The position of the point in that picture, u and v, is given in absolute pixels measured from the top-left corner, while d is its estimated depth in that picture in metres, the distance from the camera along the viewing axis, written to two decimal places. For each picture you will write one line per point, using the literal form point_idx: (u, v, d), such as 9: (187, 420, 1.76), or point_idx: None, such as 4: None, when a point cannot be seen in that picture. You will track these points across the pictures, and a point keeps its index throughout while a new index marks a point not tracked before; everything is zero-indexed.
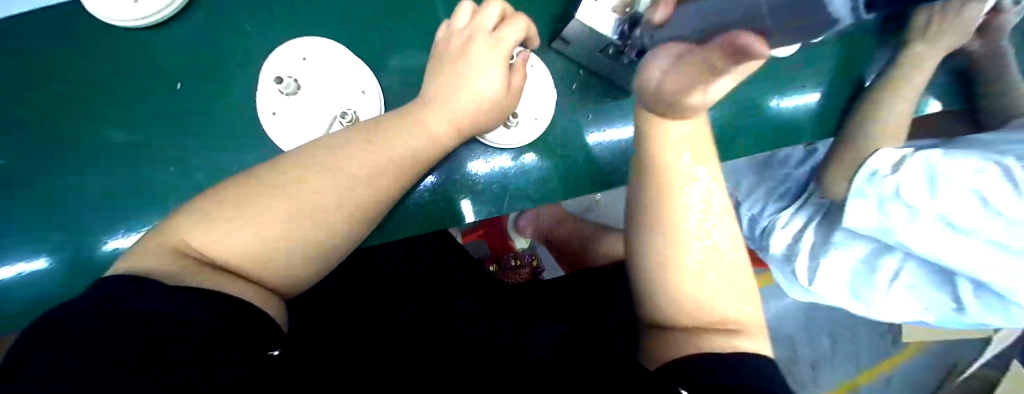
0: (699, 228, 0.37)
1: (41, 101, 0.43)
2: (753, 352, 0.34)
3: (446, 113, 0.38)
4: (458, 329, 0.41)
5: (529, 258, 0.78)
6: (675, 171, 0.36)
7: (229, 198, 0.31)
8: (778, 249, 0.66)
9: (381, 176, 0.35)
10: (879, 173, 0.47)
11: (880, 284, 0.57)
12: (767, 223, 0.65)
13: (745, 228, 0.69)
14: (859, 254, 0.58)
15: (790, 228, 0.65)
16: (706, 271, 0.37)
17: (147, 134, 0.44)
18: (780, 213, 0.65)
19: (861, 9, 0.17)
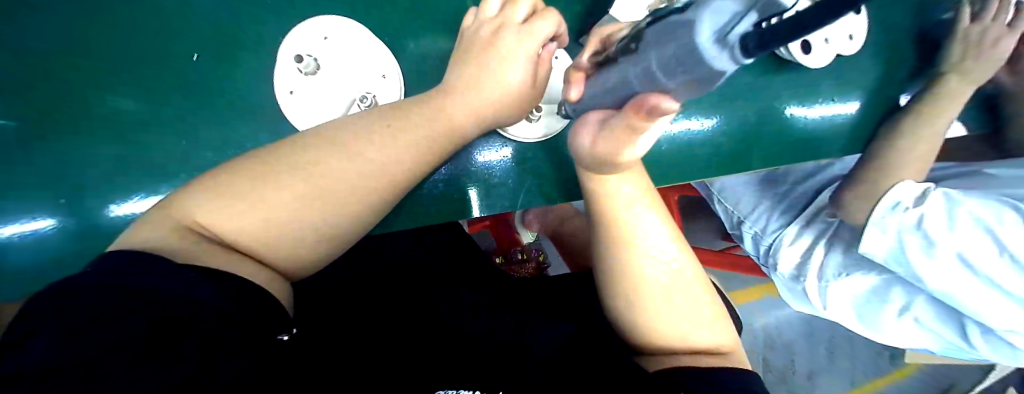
0: (653, 264, 0.37)
1: (41, 100, 0.40)
2: (736, 367, 0.34)
3: (463, 104, 0.37)
4: (458, 322, 0.40)
5: (535, 253, 0.79)
6: (621, 218, 0.36)
7: (239, 176, 0.30)
8: (787, 265, 0.64)
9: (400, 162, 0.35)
10: (903, 205, 0.43)
11: (890, 312, 0.55)
12: (772, 240, 0.65)
13: (753, 244, 0.70)
14: (866, 286, 0.56)
15: (797, 245, 0.62)
16: (674, 304, 0.37)
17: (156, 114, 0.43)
18: (785, 229, 0.63)
19: (709, 61, 0.16)
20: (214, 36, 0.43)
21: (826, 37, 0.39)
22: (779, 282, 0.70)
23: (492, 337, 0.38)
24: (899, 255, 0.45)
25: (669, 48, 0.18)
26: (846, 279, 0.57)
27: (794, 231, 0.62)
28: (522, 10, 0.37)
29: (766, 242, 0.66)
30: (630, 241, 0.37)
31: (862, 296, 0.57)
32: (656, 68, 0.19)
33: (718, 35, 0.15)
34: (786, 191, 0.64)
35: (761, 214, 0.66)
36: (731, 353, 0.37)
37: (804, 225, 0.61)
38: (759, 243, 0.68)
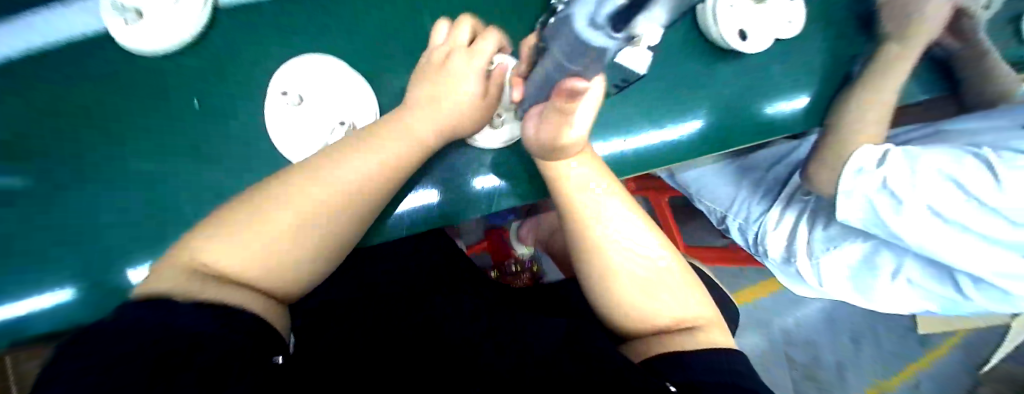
0: (617, 248, 0.38)
1: None
2: (719, 349, 0.35)
3: (413, 122, 0.37)
4: (457, 327, 0.42)
5: (530, 263, 0.80)
6: (579, 203, 0.37)
7: (228, 216, 0.32)
8: (776, 249, 0.65)
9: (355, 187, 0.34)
10: (866, 169, 0.45)
11: (883, 279, 0.57)
12: (757, 228, 0.66)
13: (741, 235, 0.71)
14: (854, 256, 0.58)
15: (782, 226, 0.63)
16: (650, 285, 0.37)
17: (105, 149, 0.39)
18: (768, 213, 0.64)
19: (588, 40, 0.21)
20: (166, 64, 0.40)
21: (762, 24, 0.43)
22: (771, 267, 0.71)
23: (491, 340, 0.39)
24: (870, 214, 0.48)
25: (569, 39, 0.23)
26: (833, 252, 0.59)
27: (776, 213, 0.63)
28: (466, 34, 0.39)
29: (752, 230, 0.67)
30: (594, 226, 0.37)
31: (852, 265, 0.59)
32: (564, 55, 0.24)
33: (593, 22, 0.20)
34: (761, 176, 0.66)
35: (741, 205, 0.67)
36: (705, 327, 0.38)
37: (785, 205, 0.63)
38: (746, 232, 0.69)
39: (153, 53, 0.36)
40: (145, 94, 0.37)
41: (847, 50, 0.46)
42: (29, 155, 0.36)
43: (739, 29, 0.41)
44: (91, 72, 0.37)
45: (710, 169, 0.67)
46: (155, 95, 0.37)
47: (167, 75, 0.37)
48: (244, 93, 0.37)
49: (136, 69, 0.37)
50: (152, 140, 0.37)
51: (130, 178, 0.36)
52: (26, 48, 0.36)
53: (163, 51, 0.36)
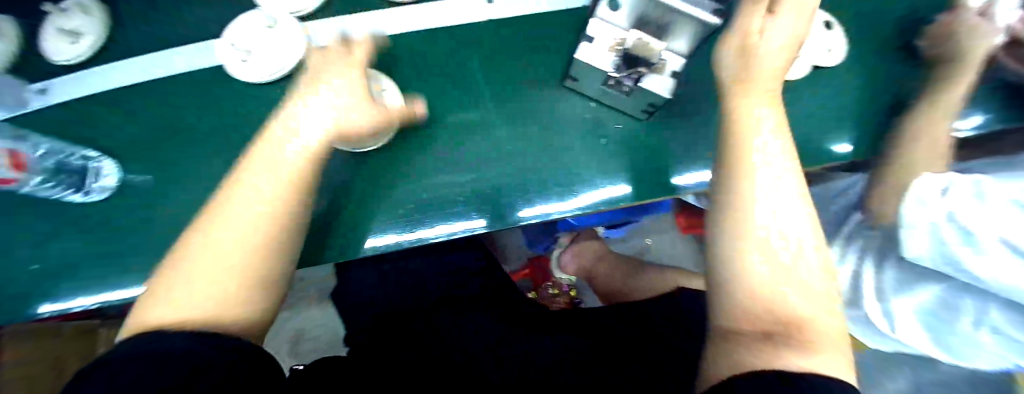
0: (773, 221, 0.32)
1: (81, 128, 0.44)
2: (824, 376, 0.25)
3: (285, 164, 0.35)
4: (468, 342, 0.46)
5: (567, 288, 0.81)
6: (749, 142, 0.34)
7: (184, 244, 0.33)
8: (840, 290, 0.61)
9: (267, 222, 0.33)
10: (927, 200, 0.42)
11: (967, 326, 0.50)
12: (819, 265, 0.63)
13: None
14: (927, 300, 0.52)
15: (846, 264, 0.59)
16: (781, 262, 0.31)
17: (165, 150, 0.43)
18: (828, 250, 0.62)
19: None
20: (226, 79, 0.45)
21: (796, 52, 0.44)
22: (841, 316, 0.65)
23: (498, 360, 0.43)
24: (939, 252, 0.43)
25: None
26: (908, 293, 0.53)
27: (837, 249, 0.61)
28: (336, 46, 0.37)
29: (812, 269, 0.64)
30: (746, 169, 0.33)
31: (924, 310, 0.52)
32: None
33: None
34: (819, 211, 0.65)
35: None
36: (836, 348, 0.29)
37: (845, 243, 0.60)
38: None
39: (255, 83, 0.44)
40: (241, 112, 0.44)
41: (898, 77, 0.45)
42: (147, 159, 0.43)
43: None
44: (203, 93, 0.44)
45: None
46: (248, 113, 0.44)
47: (260, 99, 0.44)
48: None
49: (237, 92, 0.44)
50: (239, 149, 0.43)
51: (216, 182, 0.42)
52: (159, 75, 0.45)
53: (262, 83, 0.44)
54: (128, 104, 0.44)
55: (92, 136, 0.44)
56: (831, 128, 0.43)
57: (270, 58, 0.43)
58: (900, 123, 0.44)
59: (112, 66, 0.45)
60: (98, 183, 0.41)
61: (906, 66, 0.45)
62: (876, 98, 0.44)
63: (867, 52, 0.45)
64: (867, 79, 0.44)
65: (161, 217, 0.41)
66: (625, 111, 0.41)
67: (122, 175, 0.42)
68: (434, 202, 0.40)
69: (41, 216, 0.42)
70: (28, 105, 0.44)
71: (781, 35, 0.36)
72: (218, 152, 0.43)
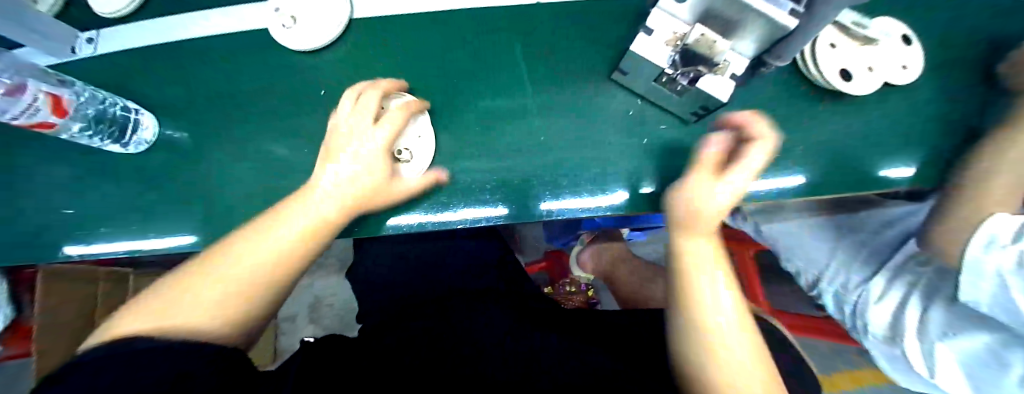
0: (723, 315, 0.33)
1: (124, 79, 0.44)
2: None
3: (325, 204, 0.35)
4: (476, 334, 0.42)
5: (584, 287, 0.79)
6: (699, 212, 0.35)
7: (191, 267, 0.33)
8: (879, 325, 0.58)
9: (278, 262, 0.33)
10: (997, 241, 0.39)
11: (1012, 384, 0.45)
12: (858, 299, 0.61)
13: (835, 304, 0.65)
14: (974, 348, 0.48)
15: (886, 303, 0.57)
16: (730, 346, 0.32)
17: (201, 109, 0.43)
18: (870, 283, 0.59)
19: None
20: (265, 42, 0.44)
21: (870, 65, 0.40)
22: (874, 353, 0.62)
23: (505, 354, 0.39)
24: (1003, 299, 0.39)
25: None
26: (953, 340, 0.50)
27: (880, 284, 0.58)
28: (370, 106, 0.37)
29: (851, 301, 0.62)
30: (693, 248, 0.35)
31: (965, 359, 0.49)
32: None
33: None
34: (866, 239, 0.60)
35: (838, 271, 0.62)
36: None
37: (890, 278, 0.57)
38: (844, 302, 0.63)
39: (296, 51, 0.43)
40: (278, 78, 0.43)
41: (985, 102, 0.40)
42: (185, 117, 0.43)
43: (844, 68, 0.39)
44: (243, 56, 0.44)
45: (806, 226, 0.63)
46: (283, 78, 0.43)
47: (297, 67, 0.43)
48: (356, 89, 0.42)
49: (277, 58, 0.43)
50: (273, 116, 0.42)
51: (247, 145, 0.42)
52: (203, 34, 0.45)
53: (303, 51, 0.43)
54: (174, 60, 0.45)
55: (136, 88, 0.44)
56: (898, 152, 0.39)
57: (315, 28, 0.43)
58: (980, 154, 0.39)
59: (162, 22, 0.45)
60: (135, 136, 0.42)
61: (993, 91, 0.41)
62: (955, 124, 0.40)
63: (949, 72, 0.41)
64: (947, 103, 0.40)
65: (196, 176, 0.42)
66: (674, 111, 0.39)
67: (160, 131, 0.43)
68: (465, 187, 0.39)
69: (83, 162, 0.43)
70: (75, 52, 0.45)
71: (743, 173, 0.34)
72: (253, 116, 0.42)
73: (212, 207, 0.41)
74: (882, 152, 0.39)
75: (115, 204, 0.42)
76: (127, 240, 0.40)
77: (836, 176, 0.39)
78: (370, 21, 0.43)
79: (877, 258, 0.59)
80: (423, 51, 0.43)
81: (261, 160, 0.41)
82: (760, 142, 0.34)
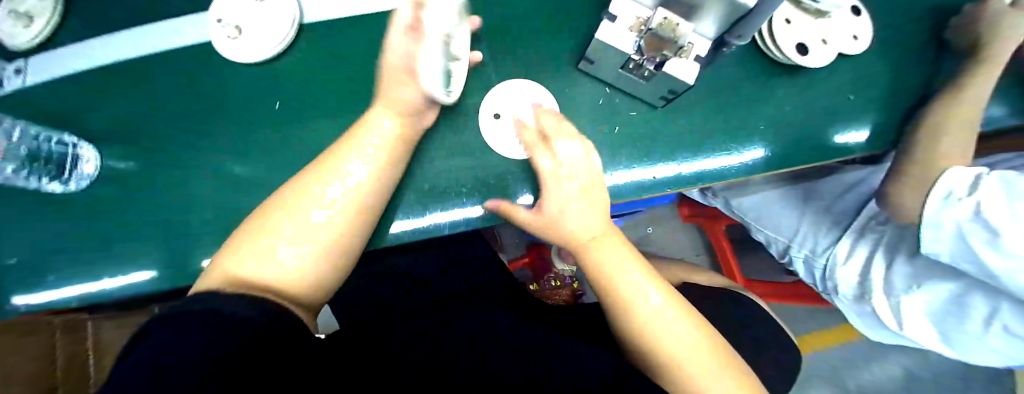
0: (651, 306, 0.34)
1: (54, 108, 0.41)
2: None
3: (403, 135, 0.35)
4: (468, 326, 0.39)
5: (570, 279, 0.79)
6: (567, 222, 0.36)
7: (284, 191, 0.33)
8: (847, 285, 0.61)
9: (355, 205, 0.33)
10: (955, 194, 0.41)
11: (976, 322, 0.50)
12: (826, 262, 0.62)
13: (805, 269, 0.67)
14: (940, 296, 0.52)
15: (852, 264, 0.60)
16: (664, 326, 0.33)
17: (144, 131, 0.40)
18: (836, 245, 0.60)
19: None
20: (205, 55, 0.41)
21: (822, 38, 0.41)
22: (844, 308, 0.65)
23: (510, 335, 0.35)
24: (956, 247, 0.43)
25: None
26: (917, 293, 0.54)
27: (845, 245, 0.60)
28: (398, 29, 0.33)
29: (819, 264, 0.63)
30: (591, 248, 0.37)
31: (930, 306, 0.54)
32: None
33: None
34: (827, 205, 0.62)
35: (807, 236, 0.63)
36: None
37: (855, 238, 0.59)
38: (812, 267, 0.64)
39: (248, 63, 0.41)
40: (230, 94, 0.41)
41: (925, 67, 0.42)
42: (130, 145, 0.40)
43: (800, 42, 0.39)
44: (189, 73, 0.41)
45: (771, 195, 0.65)
46: (229, 91, 0.41)
47: (251, 80, 0.41)
48: (317, 99, 0.40)
49: (228, 72, 0.41)
50: (227, 135, 0.40)
51: (201, 169, 0.39)
52: (142, 53, 0.41)
53: (258, 64, 0.41)
54: (114, 83, 0.41)
55: (74, 116, 0.41)
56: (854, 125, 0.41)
57: (264, 36, 0.40)
58: (930, 117, 0.41)
59: (93, 41, 0.42)
60: (76, 171, 0.38)
61: (934, 54, 0.43)
62: (901, 89, 0.42)
63: (891, 41, 0.43)
64: (893, 71, 0.42)
65: (149, 205, 0.39)
66: (642, 95, 0.39)
67: (102, 162, 0.39)
68: (435, 182, 0.38)
69: (16, 202, 0.39)
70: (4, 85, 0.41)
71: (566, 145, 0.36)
72: (206, 136, 0.40)
73: (168, 239, 0.38)
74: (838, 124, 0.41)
75: (55, 246, 0.38)
76: (72, 285, 0.37)
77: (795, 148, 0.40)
78: (322, 27, 0.42)
79: (839, 221, 0.61)
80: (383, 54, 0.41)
81: (222, 184, 0.39)
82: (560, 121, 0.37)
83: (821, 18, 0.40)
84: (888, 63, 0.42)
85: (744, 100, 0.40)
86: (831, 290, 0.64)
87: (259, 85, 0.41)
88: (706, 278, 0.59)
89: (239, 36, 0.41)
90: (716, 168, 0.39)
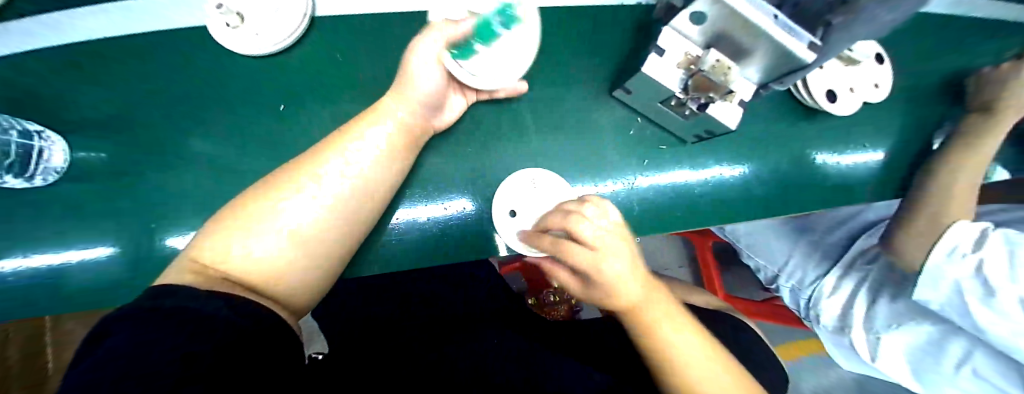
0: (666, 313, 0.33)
1: (21, 85, 0.37)
2: None
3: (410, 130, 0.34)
4: (468, 349, 0.41)
5: (566, 293, 0.78)
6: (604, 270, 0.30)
7: (277, 182, 0.31)
8: (829, 316, 0.62)
9: (361, 203, 0.32)
10: (960, 250, 0.42)
11: (947, 365, 0.53)
12: (811, 294, 0.64)
13: (791, 296, 0.69)
14: (919, 337, 0.54)
15: (836, 298, 0.61)
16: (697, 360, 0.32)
17: (131, 121, 0.37)
18: (824, 278, 0.62)
19: None
20: (201, 43, 0.38)
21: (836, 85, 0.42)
22: (823, 337, 0.67)
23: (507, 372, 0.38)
24: (952, 299, 0.43)
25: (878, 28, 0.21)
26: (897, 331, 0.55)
27: (833, 280, 0.61)
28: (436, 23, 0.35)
29: (805, 295, 0.65)
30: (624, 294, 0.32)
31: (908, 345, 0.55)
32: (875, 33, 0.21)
33: None
34: (817, 240, 0.64)
35: (796, 267, 0.65)
36: None
37: (843, 273, 0.61)
38: (798, 296, 0.66)
39: (250, 55, 0.38)
40: (239, 85, 0.38)
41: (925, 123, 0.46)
42: (124, 133, 0.37)
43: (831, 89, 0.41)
44: (189, 59, 0.38)
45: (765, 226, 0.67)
46: (230, 85, 0.38)
47: (263, 72, 0.38)
48: (338, 99, 0.39)
49: (232, 63, 0.38)
50: (226, 132, 0.38)
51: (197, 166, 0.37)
52: (131, 32, 0.38)
53: (263, 57, 0.38)
54: (96, 63, 0.38)
55: (53, 97, 0.37)
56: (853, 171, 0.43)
57: (269, 27, 0.37)
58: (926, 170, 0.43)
59: (65, 14, 0.37)
60: (42, 164, 0.35)
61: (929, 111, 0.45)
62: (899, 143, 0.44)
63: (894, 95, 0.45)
64: (895, 124, 0.45)
65: (136, 200, 0.36)
66: (675, 130, 0.40)
67: (71, 154, 0.36)
68: (438, 183, 0.38)
69: None
70: None
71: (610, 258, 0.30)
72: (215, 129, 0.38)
73: (156, 237, 0.36)
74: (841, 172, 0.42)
75: (34, 235, 0.35)
76: (52, 253, 0.35)
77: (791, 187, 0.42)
78: (335, 22, 0.40)
79: (828, 256, 0.63)
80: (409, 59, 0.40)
81: (229, 182, 0.37)
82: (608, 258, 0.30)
83: (839, 66, 0.41)
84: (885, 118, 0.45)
85: (755, 141, 0.41)
86: (811, 317, 0.66)
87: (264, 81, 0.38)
88: (703, 301, 0.60)
89: (239, 24, 0.37)
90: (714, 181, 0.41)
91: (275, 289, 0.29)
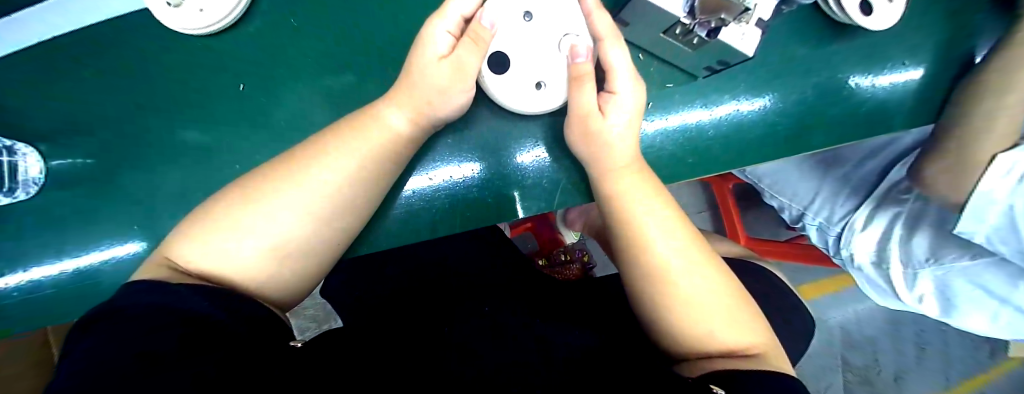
0: (668, 246, 0.32)
1: None
2: (771, 371, 0.29)
3: (393, 127, 0.31)
4: (473, 307, 0.40)
5: (579, 253, 0.76)
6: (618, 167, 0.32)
7: (266, 173, 0.30)
8: (864, 253, 0.59)
9: (346, 196, 0.30)
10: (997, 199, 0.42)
11: (994, 303, 0.54)
12: (841, 230, 0.60)
13: (819, 235, 0.65)
14: (967, 285, 0.54)
15: (870, 231, 0.57)
16: (697, 291, 0.32)
17: (85, 124, 0.35)
18: (853, 215, 0.58)
19: None
20: (143, 35, 0.35)
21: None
22: (855, 276, 0.64)
23: (522, 328, 0.35)
24: (1003, 226, 0.44)
25: None
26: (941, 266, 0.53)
27: (864, 215, 0.57)
28: (453, 22, 0.30)
29: (835, 232, 0.61)
30: (627, 203, 0.33)
31: (969, 288, 0.54)
32: None
33: None
34: (847, 173, 0.59)
35: (823, 206, 0.61)
36: (765, 357, 0.31)
37: (875, 208, 0.57)
38: (827, 233, 0.63)
39: (194, 35, 0.35)
40: (203, 70, 0.36)
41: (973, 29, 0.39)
42: (94, 133, 0.35)
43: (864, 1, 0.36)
44: (140, 51, 0.36)
45: (790, 162, 0.61)
46: (184, 73, 0.36)
47: (221, 53, 0.36)
48: (310, 77, 0.36)
49: (186, 48, 0.36)
50: (194, 119, 0.36)
51: (170, 157, 0.36)
52: (56, 31, 0.34)
53: (210, 34, 0.35)
54: (43, 65, 0.35)
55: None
56: (876, 97, 0.39)
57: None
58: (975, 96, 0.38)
59: None
60: (20, 178, 0.34)
61: (968, 16, 0.40)
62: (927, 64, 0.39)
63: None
64: (938, 35, 0.39)
65: (112, 199, 0.35)
66: (687, 68, 0.36)
67: (48, 163, 0.34)
68: (437, 146, 0.36)
69: None
70: None
71: (623, 111, 0.32)
72: (190, 121, 0.36)
73: (144, 230, 0.35)
74: (860, 102, 0.38)
75: (26, 245, 0.34)
76: (53, 263, 0.34)
77: (817, 110, 0.38)
78: None
79: (858, 187, 0.59)
80: (401, 25, 0.37)
81: (210, 172, 0.35)
82: (621, 98, 0.32)
83: None
84: (917, 31, 0.39)
85: (778, 65, 0.37)
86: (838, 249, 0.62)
87: (220, 63, 0.36)
88: (722, 249, 0.57)
89: (180, 2, 0.34)
90: (738, 115, 0.37)
91: (266, 292, 0.29)
